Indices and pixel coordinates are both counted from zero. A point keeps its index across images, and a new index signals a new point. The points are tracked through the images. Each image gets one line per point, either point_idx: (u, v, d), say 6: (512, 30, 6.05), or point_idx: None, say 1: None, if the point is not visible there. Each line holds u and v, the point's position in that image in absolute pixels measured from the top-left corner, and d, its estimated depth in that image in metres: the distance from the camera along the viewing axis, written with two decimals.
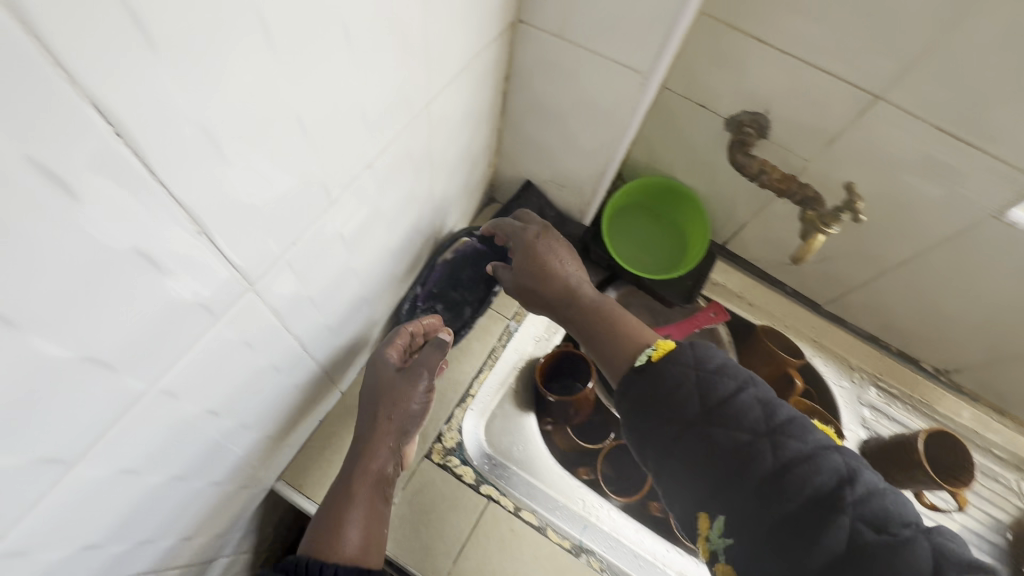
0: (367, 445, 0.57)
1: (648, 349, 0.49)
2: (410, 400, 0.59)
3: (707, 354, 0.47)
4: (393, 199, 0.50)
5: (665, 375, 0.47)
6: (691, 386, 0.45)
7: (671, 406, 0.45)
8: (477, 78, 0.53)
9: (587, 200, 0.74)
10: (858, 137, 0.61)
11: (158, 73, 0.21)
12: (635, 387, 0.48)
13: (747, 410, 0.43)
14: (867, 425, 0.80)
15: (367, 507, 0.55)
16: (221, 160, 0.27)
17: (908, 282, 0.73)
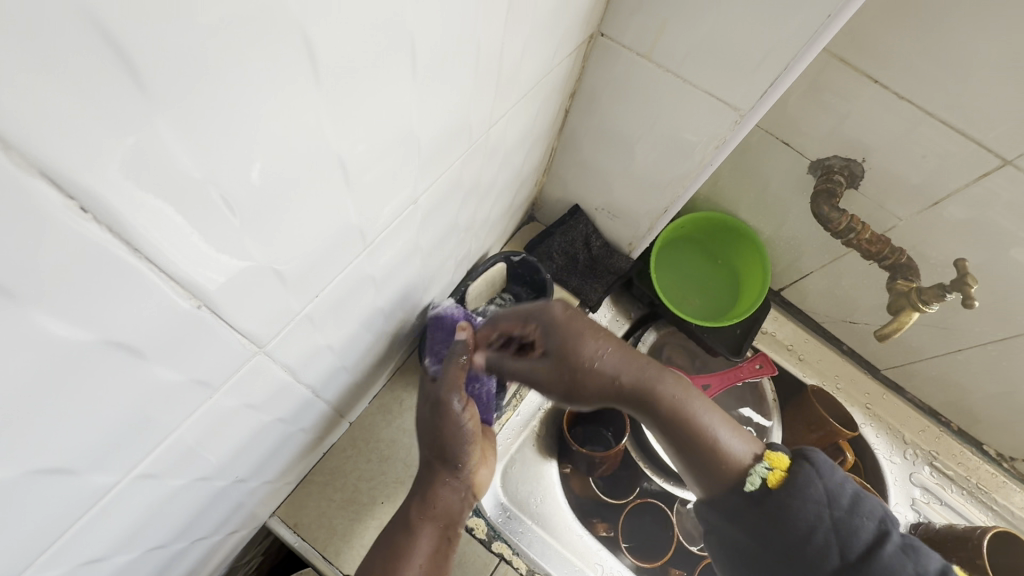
0: (431, 481, 0.51)
1: (762, 469, 0.45)
2: (450, 424, 0.48)
3: (839, 487, 0.43)
4: (434, 231, 0.43)
5: (787, 514, 0.42)
6: (822, 531, 0.41)
7: (803, 553, 0.41)
8: (544, 95, 0.46)
9: (640, 234, 0.66)
10: (970, 201, 0.53)
11: (151, 124, 0.14)
12: (745, 516, 0.44)
13: (894, 564, 0.39)
14: (917, 508, 0.72)
15: (431, 545, 0.48)
16: (236, 222, 0.20)
17: (990, 362, 0.65)
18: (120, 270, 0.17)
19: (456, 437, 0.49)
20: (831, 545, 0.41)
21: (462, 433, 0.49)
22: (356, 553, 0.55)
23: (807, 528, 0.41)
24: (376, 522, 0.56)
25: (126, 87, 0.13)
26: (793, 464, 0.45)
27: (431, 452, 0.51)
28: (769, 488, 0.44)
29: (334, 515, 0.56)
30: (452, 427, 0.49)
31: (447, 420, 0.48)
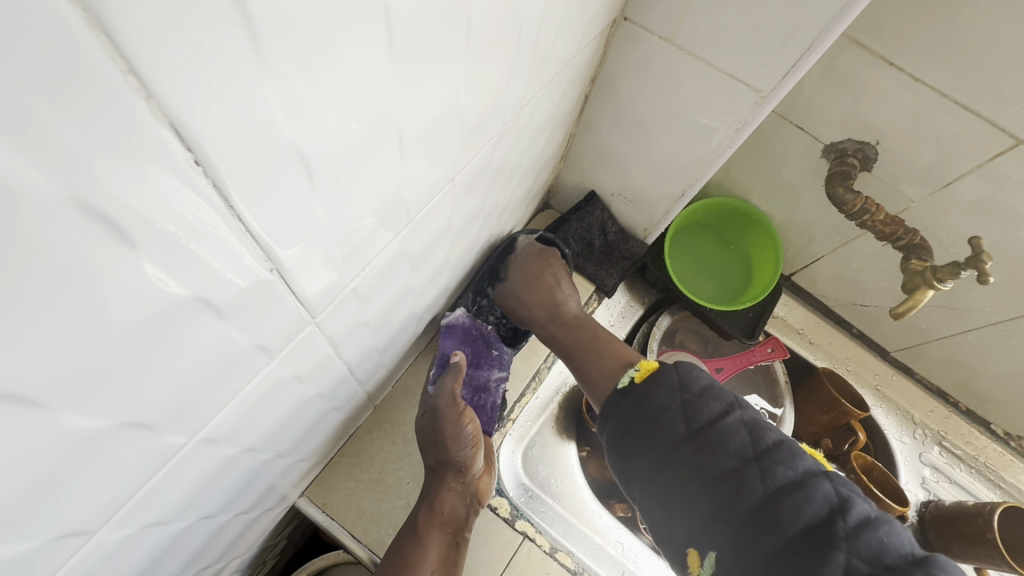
0: (431, 492, 0.52)
1: (631, 369, 0.49)
2: (456, 424, 0.52)
3: (691, 374, 0.46)
4: (464, 212, 0.44)
5: (648, 398, 0.46)
6: (673, 408, 0.44)
7: (655, 430, 0.44)
8: (568, 80, 0.47)
9: (655, 219, 0.67)
10: (983, 182, 0.54)
11: (258, 82, 0.15)
12: (619, 411, 0.47)
13: (730, 433, 0.41)
14: (927, 486, 0.74)
15: (442, 551, 0.49)
16: (311, 187, 0.21)
17: (1000, 342, 0.66)
18: (216, 227, 0.18)
19: (460, 438, 0.52)
20: (678, 419, 0.44)
21: (466, 435, 0.52)
22: (383, 532, 0.56)
23: (658, 407, 0.45)
24: (402, 502, 0.57)
25: (243, 45, 0.14)
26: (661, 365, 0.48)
27: (435, 461, 0.53)
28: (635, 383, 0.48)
29: (361, 495, 0.57)
30: (456, 427, 0.52)
31: (453, 422, 0.52)
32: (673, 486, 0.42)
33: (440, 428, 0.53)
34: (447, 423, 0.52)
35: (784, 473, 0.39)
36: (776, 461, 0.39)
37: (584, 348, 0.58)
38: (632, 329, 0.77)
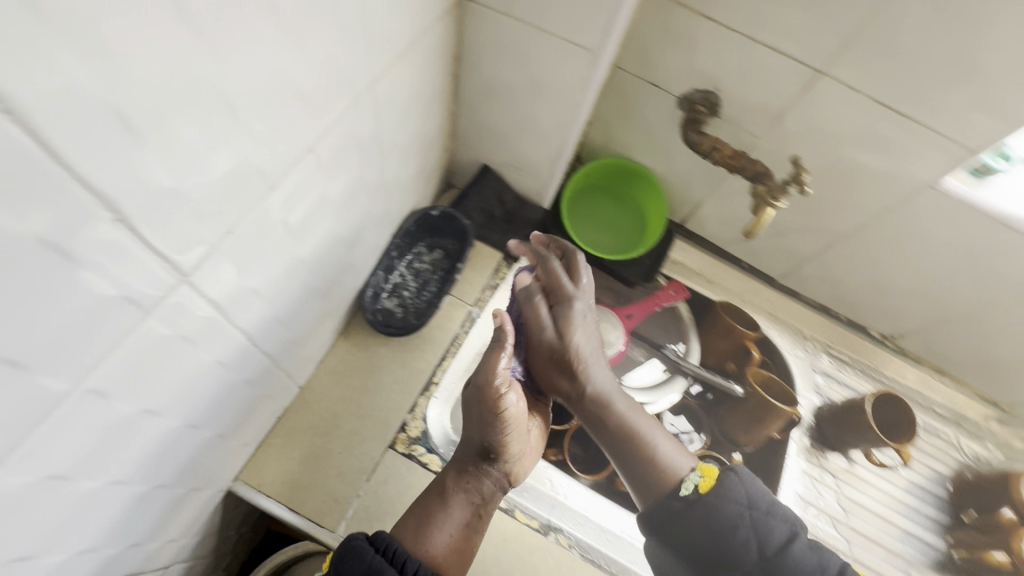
0: (467, 460, 0.58)
1: (695, 477, 0.58)
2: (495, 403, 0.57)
3: (756, 499, 0.56)
4: (341, 185, 0.49)
5: (715, 517, 0.55)
6: (741, 531, 0.53)
7: (730, 552, 0.53)
8: (423, 58, 0.52)
9: (544, 182, 0.73)
10: (804, 112, 0.62)
11: (48, 41, 0.20)
12: (681, 523, 0.57)
13: (774, 529, 0.53)
14: (821, 392, 0.82)
15: (461, 518, 0.54)
16: (136, 143, 0.25)
17: (855, 253, 0.76)
18: (44, 173, 0.22)
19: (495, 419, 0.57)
20: (748, 518, 0.54)
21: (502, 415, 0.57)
22: (320, 500, 0.60)
23: (733, 525, 0.54)
24: (336, 470, 0.62)
25: (22, 11, 0.18)
26: (720, 476, 0.58)
27: (474, 439, 0.58)
28: (699, 492, 0.57)
29: (294, 470, 0.61)
30: (491, 407, 0.58)
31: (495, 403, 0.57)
32: (677, 530, 0.57)
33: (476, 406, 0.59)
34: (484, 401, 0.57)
35: (802, 547, 0.52)
36: (796, 541, 0.52)
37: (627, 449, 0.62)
38: None
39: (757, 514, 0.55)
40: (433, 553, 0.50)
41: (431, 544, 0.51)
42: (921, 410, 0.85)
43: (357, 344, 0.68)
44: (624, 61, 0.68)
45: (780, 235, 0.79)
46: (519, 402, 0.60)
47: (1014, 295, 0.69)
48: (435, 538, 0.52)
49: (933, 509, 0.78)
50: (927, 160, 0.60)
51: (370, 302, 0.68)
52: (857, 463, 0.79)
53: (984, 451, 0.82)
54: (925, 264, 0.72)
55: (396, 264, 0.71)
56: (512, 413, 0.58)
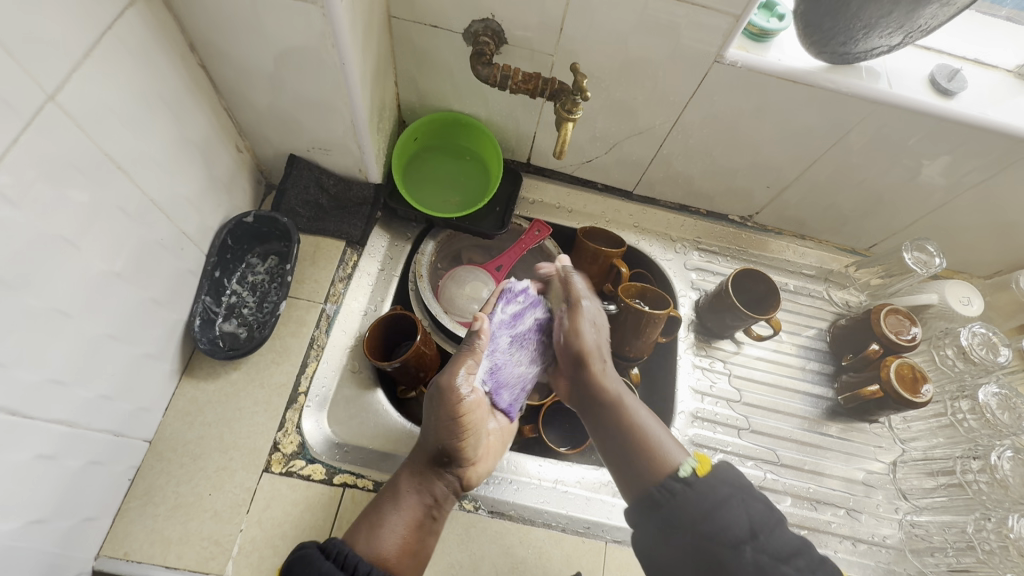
0: (422, 462, 0.56)
1: (690, 462, 0.51)
2: (455, 403, 0.56)
3: (740, 478, 0.51)
4: (73, 217, 0.44)
5: (708, 496, 0.48)
6: (733, 508, 0.48)
7: (721, 528, 0.46)
8: (134, 55, 0.46)
9: (358, 157, 0.69)
10: (579, 18, 0.61)
11: None
12: (673, 498, 0.49)
13: (763, 511, 0.48)
14: (696, 287, 0.85)
15: (414, 518, 0.53)
16: None
17: (685, 145, 0.76)
18: None
19: (455, 419, 0.56)
20: (738, 498, 0.48)
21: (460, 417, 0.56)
22: (199, 548, 0.56)
23: (724, 503, 0.48)
24: (211, 512, 0.58)
25: None
26: (712, 465, 0.51)
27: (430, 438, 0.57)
28: (697, 475, 0.50)
29: (164, 526, 0.56)
30: (455, 415, 0.56)
31: (450, 395, 0.56)
32: (673, 510, 0.49)
33: (436, 408, 0.56)
34: (444, 401, 0.56)
35: (789, 532, 0.47)
36: (783, 527, 0.48)
37: (634, 455, 0.55)
38: (406, 265, 0.79)
39: (744, 492, 0.49)
40: (383, 551, 0.49)
41: (382, 543, 0.50)
42: (793, 277, 0.89)
43: (205, 378, 0.64)
44: (394, 10, 0.64)
45: (616, 146, 0.79)
46: (480, 399, 0.59)
47: (829, 146, 0.71)
48: (385, 537, 0.51)
49: (817, 363, 0.83)
50: (705, 35, 0.60)
51: (203, 331, 0.63)
52: (744, 343, 0.83)
53: (852, 297, 0.87)
54: (745, 138, 0.73)
55: (225, 285, 0.67)
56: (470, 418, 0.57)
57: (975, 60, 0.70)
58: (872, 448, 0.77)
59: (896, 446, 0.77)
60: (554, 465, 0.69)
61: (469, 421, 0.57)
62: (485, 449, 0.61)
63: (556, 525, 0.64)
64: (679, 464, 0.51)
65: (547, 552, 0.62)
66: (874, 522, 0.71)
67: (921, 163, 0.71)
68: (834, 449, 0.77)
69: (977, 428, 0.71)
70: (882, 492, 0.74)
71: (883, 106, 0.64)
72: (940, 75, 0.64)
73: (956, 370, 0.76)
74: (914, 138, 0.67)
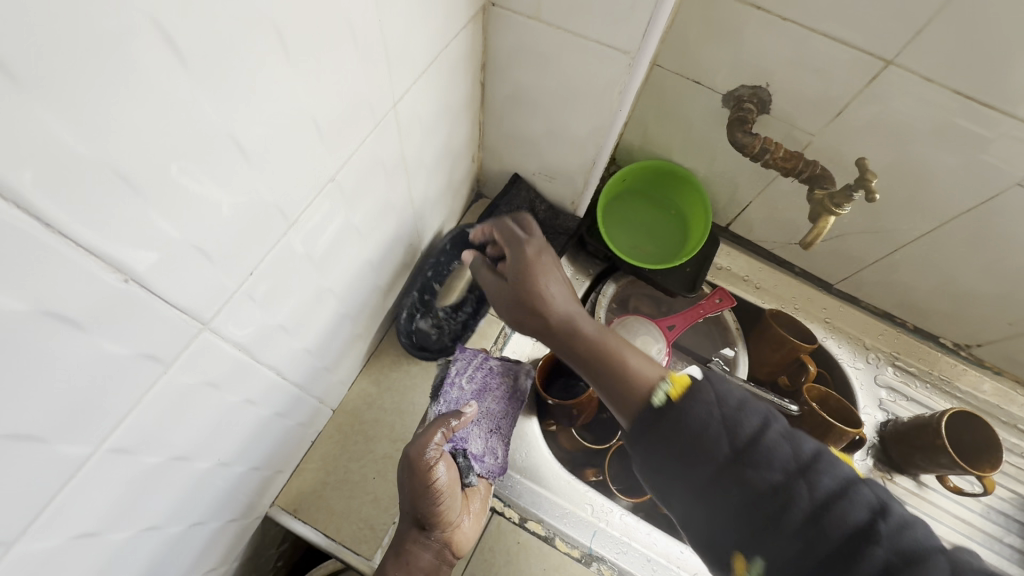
0: (406, 536, 0.51)
1: (663, 386, 0.44)
2: (424, 478, 0.49)
3: (727, 391, 0.42)
4: (365, 209, 0.47)
5: (679, 422, 0.41)
6: (707, 420, 0.40)
7: (699, 449, 0.40)
8: (449, 72, 0.49)
9: (578, 191, 0.70)
10: (870, 106, 0.56)
11: (47, 122, 0.19)
12: (653, 434, 0.43)
13: (747, 418, 0.40)
14: (884, 407, 0.76)
15: None
16: (152, 207, 0.25)
17: (926, 256, 0.68)
18: (48, 251, 0.21)
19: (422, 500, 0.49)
20: (718, 424, 0.40)
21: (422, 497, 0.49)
22: (356, 528, 0.58)
23: (697, 422, 0.41)
24: (372, 495, 0.60)
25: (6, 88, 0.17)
26: (693, 380, 0.44)
27: (409, 509, 0.51)
28: (672, 401, 0.43)
29: (330, 495, 0.59)
30: (424, 486, 0.49)
31: (416, 470, 0.50)
32: (649, 440, 0.43)
33: (404, 480, 0.51)
34: (412, 475, 0.50)
35: (776, 437, 0.39)
36: (770, 429, 0.40)
37: (608, 362, 0.50)
38: (581, 301, 0.79)
39: (727, 410, 0.41)
40: None
41: None
42: (1002, 426, 0.77)
43: (389, 363, 0.67)
44: (663, 59, 0.63)
45: (838, 237, 0.73)
46: (452, 469, 0.52)
47: None
48: None
49: (1017, 537, 0.71)
50: (1021, 156, 0.53)
51: (405, 324, 0.67)
52: (930, 488, 0.73)
53: None
54: (1007, 268, 0.64)
55: (433, 284, 0.69)
56: (448, 486, 0.50)
57: None
58: None
59: None
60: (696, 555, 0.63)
61: (447, 489, 0.50)
62: (467, 511, 0.55)
63: None
64: (652, 389, 0.45)
65: None
66: None
67: None
68: None
69: None
70: None
71: None
72: None
73: None
74: None
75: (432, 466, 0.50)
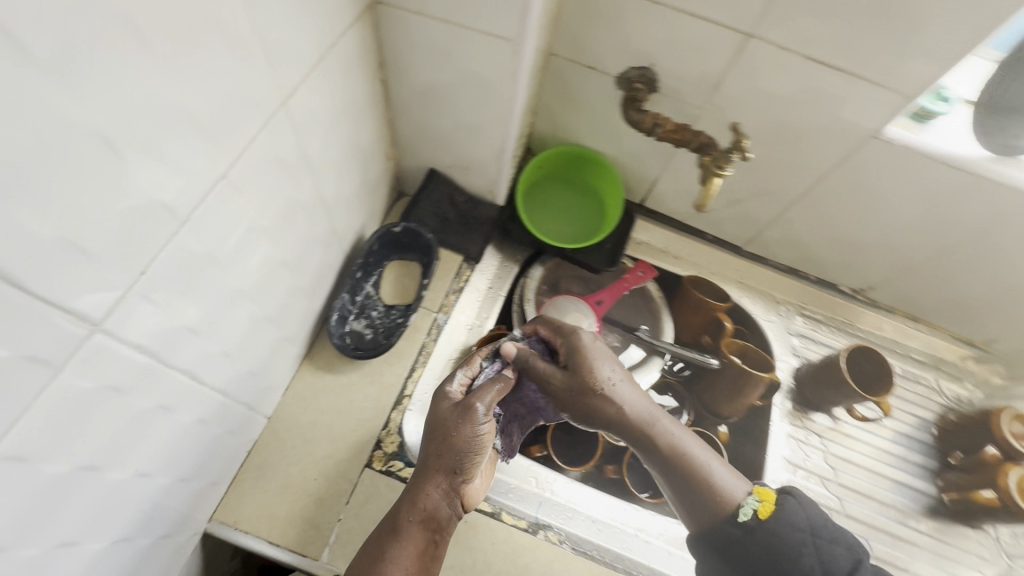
0: (422, 482, 0.52)
1: (752, 502, 0.54)
2: (468, 427, 0.52)
3: (816, 517, 0.53)
4: (271, 208, 0.47)
5: (777, 545, 0.51)
6: (805, 558, 0.50)
7: (789, 568, 0.50)
8: (343, 70, 0.51)
9: (493, 179, 0.72)
10: (741, 77, 0.62)
11: None
12: (737, 548, 0.53)
13: (838, 558, 0.50)
14: (798, 353, 0.82)
15: (418, 550, 0.49)
16: (16, 205, 0.25)
17: (814, 211, 0.75)
18: None
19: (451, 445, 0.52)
20: (811, 543, 0.51)
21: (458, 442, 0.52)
22: (301, 530, 0.58)
23: (795, 551, 0.50)
24: (315, 496, 0.60)
25: None
26: (776, 499, 0.54)
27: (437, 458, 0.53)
28: (759, 518, 0.53)
29: (271, 502, 0.59)
30: (467, 437, 0.52)
31: (467, 420, 0.53)
32: (737, 552, 0.53)
33: (444, 428, 0.53)
34: (459, 424, 0.53)
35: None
36: (859, 572, 0.50)
37: (691, 483, 0.57)
38: (510, 287, 0.80)
39: (819, 540, 0.51)
40: None
41: None
42: (899, 358, 0.85)
43: (323, 366, 0.67)
44: (556, 47, 0.67)
45: (738, 202, 0.79)
46: (493, 431, 0.54)
47: (970, 234, 0.69)
48: None
49: (920, 456, 0.78)
50: (870, 111, 0.59)
51: (337, 326, 0.66)
52: (842, 421, 0.79)
53: (964, 391, 0.83)
54: (881, 214, 0.71)
55: (363, 284, 0.70)
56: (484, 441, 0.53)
57: None
58: (974, 557, 0.72)
59: (1001, 560, 0.72)
60: (637, 511, 0.68)
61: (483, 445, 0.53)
62: (484, 474, 0.57)
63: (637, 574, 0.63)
64: (737, 505, 0.54)
65: None
66: None
67: None
68: (930, 550, 0.72)
69: None
70: None
71: None
72: None
73: None
74: None
75: (477, 420, 0.53)
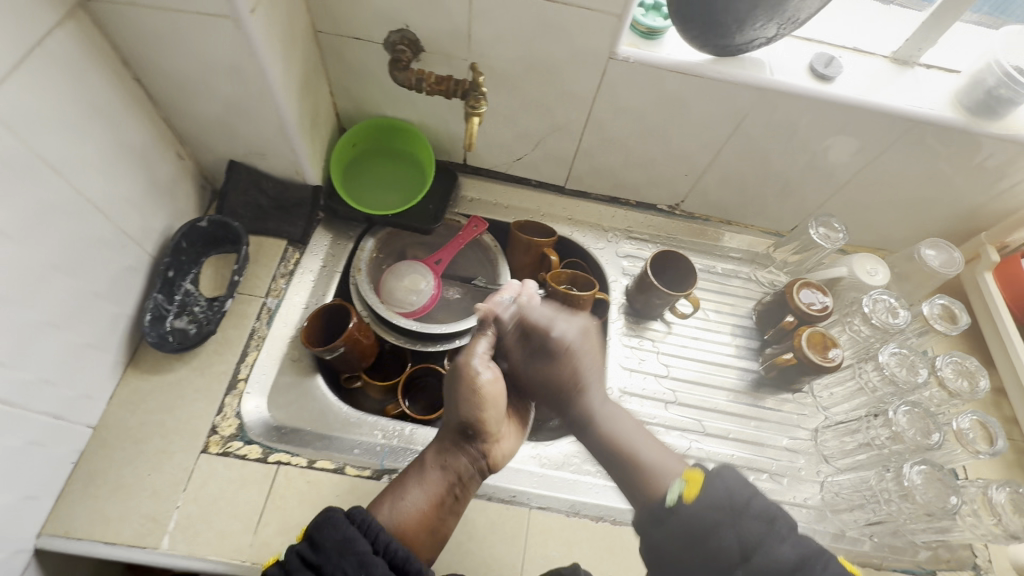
0: (443, 435, 0.65)
1: (681, 485, 0.54)
2: (469, 380, 0.66)
3: (739, 491, 0.53)
4: (11, 213, 0.49)
5: (696, 523, 0.51)
6: (722, 533, 0.50)
7: (706, 547, 0.50)
8: (68, 70, 0.53)
9: (293, 160, 0.75)
10: (483, 23, 0.67)
11: None
12: (667, 528, 0.53)
13: (752, 528, 0.51)
14: (627, 273, 0.89)
15: (433, 494, 0.60)
16: None
17: (603, 138, 0.82)
18: None
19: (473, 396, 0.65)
20: (728, 522, 0.51)
21: (478, 394, 0.65)
22: (137, 524, 0.59)
23: (711, 528, 0.51)
24: (150, 490, 0.61)
25: None
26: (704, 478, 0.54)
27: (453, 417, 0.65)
28: (684, 499, 0.53)
29: (104, 506, 0.60)
30: (468, 389, 0.66)
31: (468, 375, 0.66)
32: (666, 531, 0.53)
33: (456, 384, 0.67)
34: (463, 381, 0.66)
35: (778, 544, 0.50)
36: (772, 540, 0.50)
37: (639, 474, 0.61)
38: (347, 262, 0.84)
39: (737, 511, 0.51)
40: (399, 520, 0.57)
41: (401, 510, 0.58)
42: (718, 259, 0.94)
43: (149, 369, 0.68)
44: (319, 24, 0.70)
45: (539, 143, 0.85)
46: (497, 385, 0.67)
47: (729, 133, 0.77)
48: (406, 506, 0.59)
49: (743, 339, 0.87)
50: (598, 34, 0.66)
51: (152, 326, 0.68)
52: (673, 323, 0.87)
53: (775, 276, 0.93)
54: (655, 129, 0.79)
55: (179, 283, 0.71)
56: (489, 395, 0.65)
57: (855, 48, 0.75)
58: (796, 416, 0.81)
59: (820, 413, 0.82)
60: None
61: (489, 399, 0.66)
62: (507, 435, 0.68)
63: (483, 494, 0.67)
64: (669, 489, 0.55)
65: (470, 520, 0.65)
66: (797, 484, 0.75)
67: (817, 144, 0.76)
68: (759, 418, 0.81)
69: (880, 385, 0.75)
70: (804, 456, 0.78)
71: (769, 90, 0.70)
72: (818, 63, 0.70)
73: (862, 337, 0.80)
74: (807, 119, 0.73)
75: (477, 375, 0.66)
